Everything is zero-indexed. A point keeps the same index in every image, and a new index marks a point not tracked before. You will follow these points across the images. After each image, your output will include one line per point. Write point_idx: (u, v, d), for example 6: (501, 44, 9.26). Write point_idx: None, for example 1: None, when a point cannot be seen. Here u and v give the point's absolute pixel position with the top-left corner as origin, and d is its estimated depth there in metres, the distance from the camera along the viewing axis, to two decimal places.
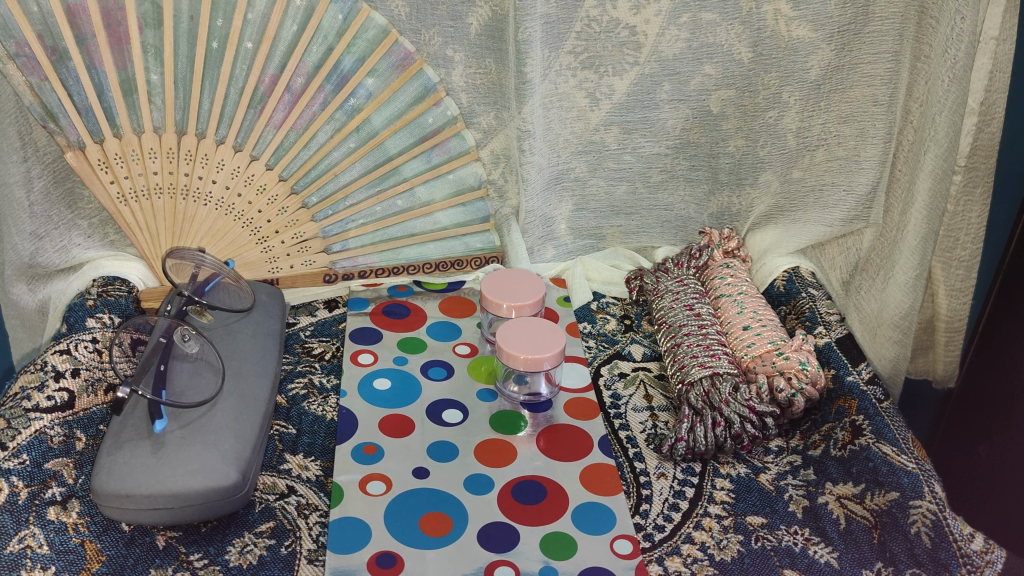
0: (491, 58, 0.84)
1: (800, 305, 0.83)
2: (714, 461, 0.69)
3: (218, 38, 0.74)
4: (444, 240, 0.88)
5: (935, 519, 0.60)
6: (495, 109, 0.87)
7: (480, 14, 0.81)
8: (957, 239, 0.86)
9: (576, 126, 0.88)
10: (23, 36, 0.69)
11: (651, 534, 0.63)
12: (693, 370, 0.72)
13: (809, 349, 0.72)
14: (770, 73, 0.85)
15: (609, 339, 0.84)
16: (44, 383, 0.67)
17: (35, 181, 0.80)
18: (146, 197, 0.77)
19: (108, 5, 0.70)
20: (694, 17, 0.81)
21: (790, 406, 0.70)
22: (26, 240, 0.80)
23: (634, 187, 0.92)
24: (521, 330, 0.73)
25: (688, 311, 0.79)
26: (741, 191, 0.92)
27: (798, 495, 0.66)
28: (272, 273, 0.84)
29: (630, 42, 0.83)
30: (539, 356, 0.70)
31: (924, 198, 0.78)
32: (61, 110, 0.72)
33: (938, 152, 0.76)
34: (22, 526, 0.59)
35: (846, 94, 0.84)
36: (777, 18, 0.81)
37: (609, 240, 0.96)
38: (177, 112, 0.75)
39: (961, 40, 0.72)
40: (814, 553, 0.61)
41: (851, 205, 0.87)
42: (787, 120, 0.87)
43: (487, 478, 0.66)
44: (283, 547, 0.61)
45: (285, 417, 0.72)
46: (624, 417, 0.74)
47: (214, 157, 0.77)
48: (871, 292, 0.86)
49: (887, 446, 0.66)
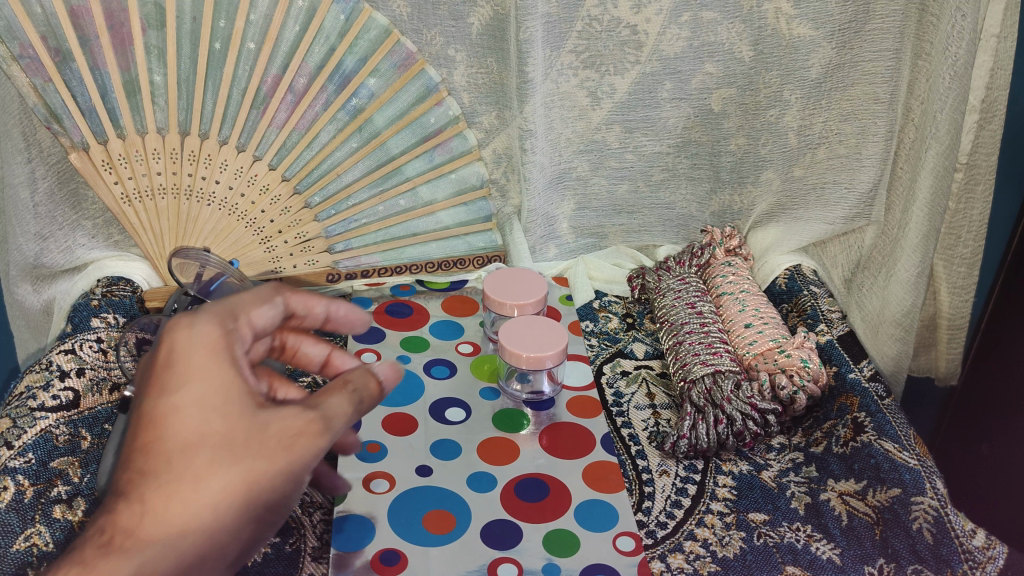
0: (493, 58, 0.84)
1: (802, 303, 0.84)
2: (716, 459, 0.69)
3: (221, 39, 0.74)
4: (446, 240, 0.88)
5: (937, 514, 0.60)
6: (496, 108, 0.88)
7: (481, 14, 0.81)
8: (958, 236, 0.86)
9: (577, 125, 0.88)
10: (27, 37, 0.69)
11: (654, 531, 0.63)
12: (696, 368, 0.72)
13: (811, 346, 0.73)
14: (771, 72, 0.84)
15: (612, 337, 0.84)
16: (49, 382, 0.68)
17: (40, 182, 0.80)
18: (149, 198, 0.77)
19: (111, 6, 0.71)
20: (695, 16, 0.81)
21: (792, 403, 0.70)
22: (31, 241, 0.81)
23: (636, 186, 0.92)
24: (520, 330, 0.73)
25: (689, 309, 0.79)
26: (742, 189, 0.92)
27: (800, 492, 0.66)
28: (275, 273, 0.85)
29: (631, 41, 0.83)
30: (539, 356, 0.70)
31: (925, 197, 0.79)
32: (65, 111, 0.72)
33: (938, 150, 0.76)
34: (28, 525, 0.59)
35: (847, 92, 0.84)
36: (777, 17, 0.81)
37: (611, 239, 0.96)
38: (180, 112, 0.75)
39: (961, 37, 0.72)
40: (816, 550, 0.61)
41: (853, 203, 0.88)
42: (787, 118, 0.87)
43: (490, 477, 0.66)
44: (287, 545, 0.61)
45: None
46: (626, 416, 0.74)
47: (217, 157, 0.78)
48: (873, 289, 0.87)
49: (889, 442, 0.66)
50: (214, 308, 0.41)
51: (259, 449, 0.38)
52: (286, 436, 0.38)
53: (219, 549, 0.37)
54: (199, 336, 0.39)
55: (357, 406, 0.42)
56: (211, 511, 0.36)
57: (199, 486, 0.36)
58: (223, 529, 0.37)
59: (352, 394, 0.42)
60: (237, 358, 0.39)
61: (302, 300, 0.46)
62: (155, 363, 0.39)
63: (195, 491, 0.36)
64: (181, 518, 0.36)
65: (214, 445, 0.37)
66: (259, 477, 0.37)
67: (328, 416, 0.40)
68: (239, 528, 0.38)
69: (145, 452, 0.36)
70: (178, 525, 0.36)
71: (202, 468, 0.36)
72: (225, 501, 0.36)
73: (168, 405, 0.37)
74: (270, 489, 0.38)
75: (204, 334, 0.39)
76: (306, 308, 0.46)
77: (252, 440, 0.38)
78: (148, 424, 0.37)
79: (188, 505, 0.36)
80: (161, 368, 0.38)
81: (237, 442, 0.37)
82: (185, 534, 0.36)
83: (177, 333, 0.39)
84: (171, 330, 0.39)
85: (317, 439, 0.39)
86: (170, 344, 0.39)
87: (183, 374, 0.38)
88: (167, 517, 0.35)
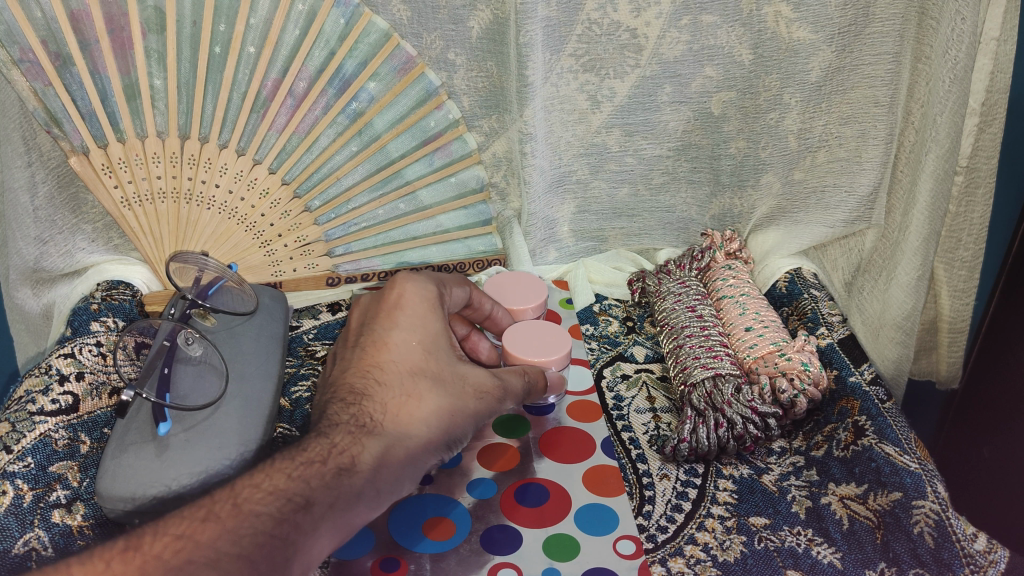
0: (492, 62, 0.84)
1: (803, 305, 0.84)
2: (717, 463, 0.69)
3: (221, 43, 0.74)
4: (447, 243, 0.88)
5: (938, 518, 0.60)
6: (496, 113, 0.88)
7: (481, 18, 0.81)
8: (959, 240, 0.86)
9: (577, 128, 0.88)
10: (27, 42, 0.68)
11: (654, 535, 0.63)
12: (696, 371, 0.72)
13: (811, 350, 0.72)
14: (770, 75, 0.84)
15: (612, 340, 0.84)
16: (49, 386, 0.68)
17: (40, 186, 0.80)
18: (149, 201, 0.77)
19: (111, 10, 0.70)
20: (695, 19, 0.81)
21: (793, 407, 0.69)
22: (31, 245, 0.81)
23: (636, 190, 0.93)
24: (533, 332, 0.73)
25: (690, 312, 0.79)
26: (742, 192, 0.92)
27: (801, 496, 0.66)
28: (275, 276, 0.85)
29: (630, 45, 0.82)
30: (519, 357, 0.70)
31: (925, 199, 0.79)
32: (64, 115, 0.72)
33: (939, 153, 0.76)
34: (27, 529, 0.59)
35: (847, 95, 0.84)
36: (777, 20, 0.80)
37: (611, 242, 0.97)
38: (180, 116, 0.75)
39: (961, 41, 0.71)
40: (818, 554, 0.61)
41: (853, 206, 0.88)
42: (788, 122, 0.87)
43: (490, 481, 0.66)
44: None
45: (288, 420, 0.72)
46: (626, 419, 0.74)
47: (217, 161, 0.78)
48: (873, 292, 0.88)
49: (890, 446, 0.66)
50: (430, 280, 0.65)
51: (459, 391, 0.60)
52: (477, 388, 0.61)
53: (426, 451, 0.58)
54: (422, 297, 0.62)
55: (529, 388, 0.66)
56: (426, 423, 0.58)
57: (421, 400, 0.58)
58: (432, 435, 0.58)
59: (527, 380, 0.66)
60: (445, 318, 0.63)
61: (479, 297, 0.71)
62: (390, 302, 0.62)
63: (416, 403, 0.58)
64: (410, 422, 0.57)
65: (430, 377, 0.59)
66: (458, 411, 0.59)
67: (503, 383, 0.63)
68: (441, 441, 0.59)
69: (383, 368, 0.59)
70: (405, 425, 0.57)
71: (422, 391, 0.58)
72: (434, 416, 0.58)
73: (399, 339, 0.60)
74: (463, 423, 0.60)
75: (426, 292, 0.63)
76: (480, 301, 0.72)
77: (453, 382, 0.60)
78: (385, 348, 0.59)
79: (414, 413, 0.57)
80: (395, 308, 0.61)
81: (443, 379, 0.60)
82: (410, 433, 0.57)
83: (408, 289, 0.63)
84: (403, 286, 0.63)
85: (495, 395, 0.62)
86: (403, 296, 0.62)
87: (415, 320, 0.61)
88: (400, 418, 0.57)
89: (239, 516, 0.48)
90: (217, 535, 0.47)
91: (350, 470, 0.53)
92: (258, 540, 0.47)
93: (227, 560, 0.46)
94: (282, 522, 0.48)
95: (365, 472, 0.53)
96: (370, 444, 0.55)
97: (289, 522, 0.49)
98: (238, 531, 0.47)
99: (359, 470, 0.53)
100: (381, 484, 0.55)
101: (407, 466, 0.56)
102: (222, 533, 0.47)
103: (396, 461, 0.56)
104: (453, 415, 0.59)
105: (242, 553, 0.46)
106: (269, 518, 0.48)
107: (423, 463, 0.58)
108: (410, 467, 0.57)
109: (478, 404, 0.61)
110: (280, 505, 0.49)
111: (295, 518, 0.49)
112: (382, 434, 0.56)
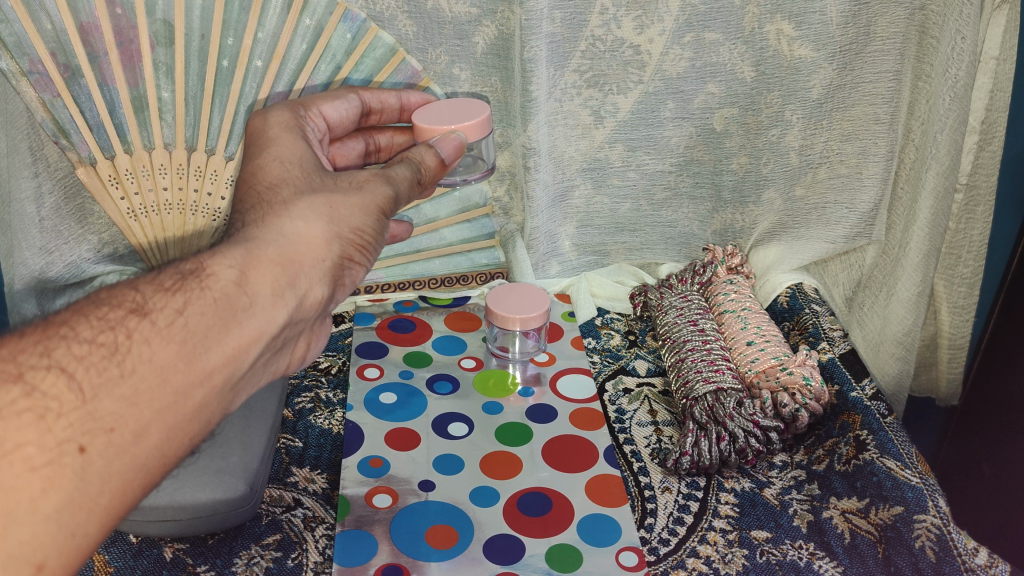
0: (497, 77, 0.85)
1: (804, 321, 0.85)
2: (719, 476, 0.69)
3: (229, 56, 0.73)
4: (449, 256, 0.89)
5: (940, 533, 0.61)
6: (501, 126, 0.88)
7: (486, 33, 0.82)
8: (958, 256, 0.86)
9: (581, 143, 0.88)
10: (36, 53, 0.67)
11: (656, 548, 0.63)
12: (698, 386, 0.72)
13: (813, 364, 0.74)
14: (772, 92, 0.85)
15: (614, 354, 0.85)
16: None
17: (46, 197, 0.78)
18: (156, 212, 0.78)
19: (120, 23, 0.68)
20: (698, 37, 0.82)
21: (795, 421, 0.70)
22: (37, 255, 0.79)
23: (638, 205, 0.93)
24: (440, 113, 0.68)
25: (692, 327, 0.79)
26: (744, 208, 0.93)
27: (802, 510, 0.66)
28: None
29: (634, 61, 0.83)
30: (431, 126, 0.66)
31: (925, 216, 0.80)
32: (72, 126, 0.72)
33: (938, 170, 0.77)
34: None
35: (848, 112, 0.85)
36: (778, 38, 0.82)
37: (614, 256, 0.97)
38: (187, 128, 0.76)
39: (961, 59, 0.72)
40: (819, 568, 0.61)
41: (853, 222, 0.89)
42: (789, 138, 0.87)
43: (493, 491, 0.66)
44: (289, 559, 0.61)
45: (292, 430, 0.73)
46: (629, 432, 0.74)
47: (223, 172, 0.78)
48: (874, 309, 0.89)
49: (891, 461, 0.66)
50: (283, 108, 0.61)
51: (332, 187, 0.52)
52: (352, 180, 0.53)
53: (313, 251, 0.48)
54: (274, 122, 0.58)
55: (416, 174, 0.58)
56: (301, 221, 0.49)
57: (286, 206, 0.49)
58: (314, 233, 0.49)
59: (414, 167, 0.58)
60: (306, 136, 0.59)
61: (376, 96, 0.70)
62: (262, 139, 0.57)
63: (280, 206, 0.49)
64: (282, 223, 0.48)
65: (292, 185, 0.52)
66: (337, 203, 0.51)
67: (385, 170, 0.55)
68: (331, 240, 0.49)
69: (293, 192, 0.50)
70: (276, 228, 0.48)
71: (286, 198, 0.50)
72: (313, 212, 0.49)
73: (259, 166, 0.54)
74: (349, 214, 0.51)
75: (274, 118, 0.59)
76: (380, 101, 0.71)
77: (323, 184, 0.52)
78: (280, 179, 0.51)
79: (281, 216, 0.48)
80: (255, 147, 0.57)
81: (314, 183, 0.52)
82: (282, 235, 0.48)
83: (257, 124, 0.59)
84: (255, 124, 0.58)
85: (376, 183, 0.54)
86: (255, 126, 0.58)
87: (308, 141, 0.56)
88: (266, 219, 0.48)
89: (51, 330, 0.39)
90: (19, 350, 0.38)
91: (198, 274, 0.44)
92: (79, 354, 0.38)
93: (35, 373, 0.37)
94: (106, 330, 0.40)
95: (222, 278, 0.44)
96: (228, 252, 0.45)
97: (117, 332, 0.40)
98: (49, 344, 0.38)
99: (216, 275, 0.44)
100: (256, 290, 0.45)
101: (291, 270, 0.47)
102: (27, 347, 0.38)
103: (268, 260, 0.46)
104: (333, 210, 0.50)
105: (55, 365, 0.38)
106: (88, 328, 0.40)
107: (313, 266, 0.48)
108: (296, 268, 0.47)
109: (359, 193, 0.52)
110: (105, 313, 0.41)
111: (126, 328, 0.40)
112: (246, 239, 0.47)
